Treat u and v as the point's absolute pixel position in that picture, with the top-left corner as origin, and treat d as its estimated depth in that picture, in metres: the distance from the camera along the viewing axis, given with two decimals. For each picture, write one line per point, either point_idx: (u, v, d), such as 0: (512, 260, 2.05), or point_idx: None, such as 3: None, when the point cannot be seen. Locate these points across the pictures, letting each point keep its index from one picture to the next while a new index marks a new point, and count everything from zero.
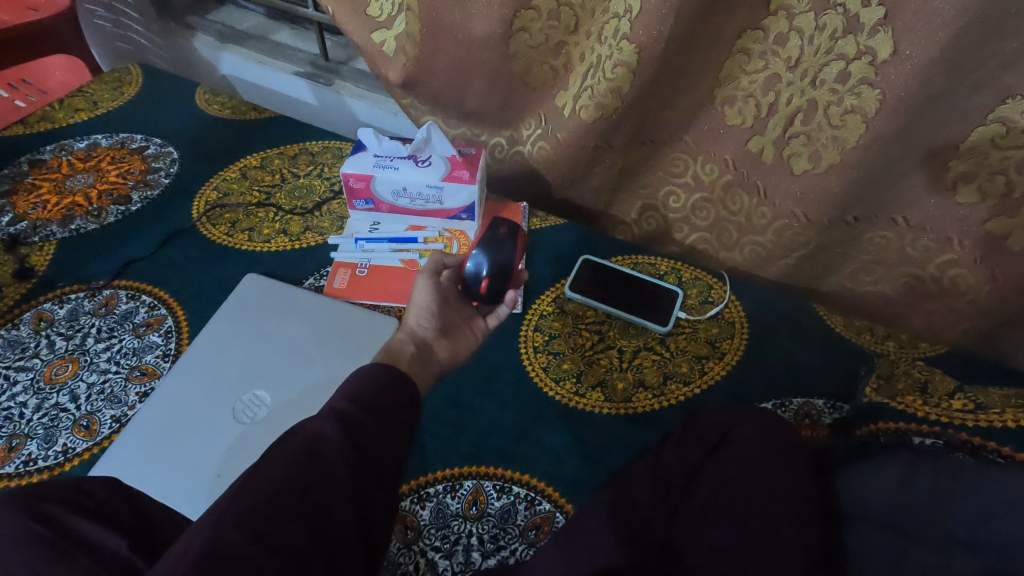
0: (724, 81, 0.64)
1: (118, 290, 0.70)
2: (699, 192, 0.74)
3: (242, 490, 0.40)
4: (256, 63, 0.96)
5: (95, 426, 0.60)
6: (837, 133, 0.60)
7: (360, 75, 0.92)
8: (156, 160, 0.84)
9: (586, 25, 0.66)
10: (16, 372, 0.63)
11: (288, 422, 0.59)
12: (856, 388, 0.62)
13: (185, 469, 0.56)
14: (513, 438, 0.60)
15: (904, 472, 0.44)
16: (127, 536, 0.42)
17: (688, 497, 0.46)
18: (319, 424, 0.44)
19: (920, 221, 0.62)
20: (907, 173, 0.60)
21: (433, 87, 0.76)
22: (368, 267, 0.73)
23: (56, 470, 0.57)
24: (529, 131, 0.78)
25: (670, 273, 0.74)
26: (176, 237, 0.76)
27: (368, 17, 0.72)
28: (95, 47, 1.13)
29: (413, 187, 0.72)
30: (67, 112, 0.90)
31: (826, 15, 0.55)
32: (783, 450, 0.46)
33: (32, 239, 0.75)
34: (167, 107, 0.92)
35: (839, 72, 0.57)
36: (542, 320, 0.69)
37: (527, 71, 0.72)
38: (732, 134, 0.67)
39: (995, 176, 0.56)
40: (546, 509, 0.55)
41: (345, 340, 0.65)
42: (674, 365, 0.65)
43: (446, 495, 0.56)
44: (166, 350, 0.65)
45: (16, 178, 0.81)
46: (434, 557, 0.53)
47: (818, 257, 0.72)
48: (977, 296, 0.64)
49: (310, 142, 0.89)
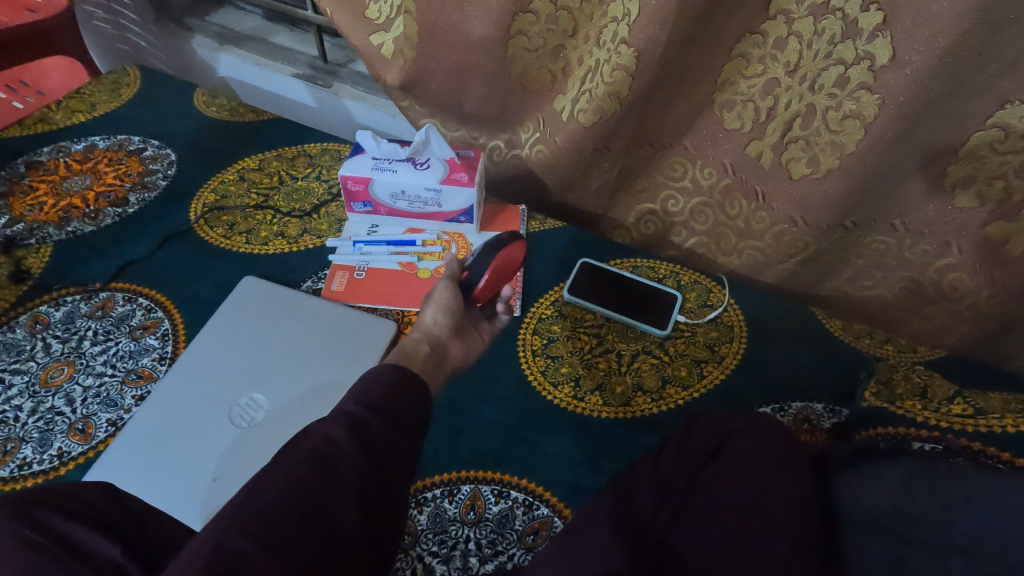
0: (723, 85, 0.64)
1: (114, 293, 0.70)
2: (698, 197, 0.74)
3: (242, 497, 0.39)
4: (255, 65, 0.96)
5: (91, 429, 0.60)
6: (836, 138, 0.60)
7: (359, 77, 0.92)
8: (153, 162, 0.84)
9: (585, 29, 0.66)
10: (10, 376, 0.63)
11: (285, 426, 0.58)
12: (855, 393, 0.62)
13: (180, 475, 0.55)
14: (511, 443, 0.60)
15: (905, 477, 0.43)
16: (122, 543, 0.41)
17: (687, 502, 0.46)
18: (320, 428, 0.44)
19: (919, 225, 0.62)
20: (907, 178, 0.60)
21: (432, 90, 0.76)
22: (366, 270, 0.73)
23: (50, 475, 0.57)
24: (528, 134, 0.77)
25: (669, 276, 0.74)
26: (173, 239, 0.76)
27: (366, 18, 0.72)
28: (93, 48, 1.13)
29: (411, 190, 0.72)
30: (64, 113, 0.89)
31: (824, 20, 0.55)
32: (783, 456, 0.45)
33: (28, 241, 0.74)
34: (165, 108, 0.91)
35: (838, 77, 0.57)
36: (541, 323, 0.69)
37: (525, 74, 0.71)
38: (730, 138, 0.67)
39: (994, 181, 0.56)
40: (544, 514, 0.55)
41: (343, 344, 0.65)
42: (673, 369, 0.65)
43: (443, 499, 0.56)
44: (162, 354, 0.65)
45: (13, 180, 0.81)
46: (432, 562, 0.52)
47: (817, 262, 0.72)
48: (976, 300, 0.64)
49: (308, 144, 0.88)
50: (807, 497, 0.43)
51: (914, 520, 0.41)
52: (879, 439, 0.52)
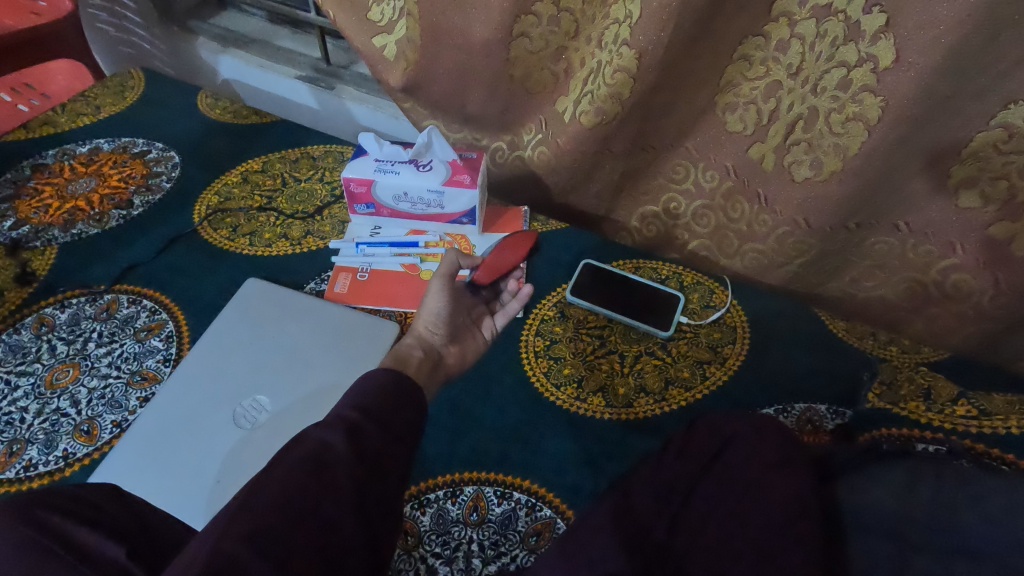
0: (725, 87, 0.64)
1: (118, 295, 0.70)
2: (700, 199, 0.74)
3: (245, 499, 0.39)
4: (258, 67, 0.96)
5: (96, 431, 0.60)
6: (839, 141, 0.60)
7: (361, 79, 0.93)
8: (157, 164, 0.85)
9: (586, 31, 0.66)
10: (16, 377, 0.63)
11: (288, 427, 0.58)
12: (858, 394, 0.62)
13: (184, 476, 0.56)
14: (513, 444, 0.60)
15: (908, 479, 0.43)
16: (126, 544, 0.42)
17: (689, 505, 0.46)
18: (322, 431, 0.44)
19: (922, 226, 0.62)
20: (910, 178, 0.60)
21: (434, 92, 0.76)
22: (368, 272, 0.74)
23: (56, 476, 0.57)
24: (530, 136, 0.78)
25: (672, 277, 0.74)
26: (177, 241, 0.76)
27: (368, 21, 0.72)
28: (97, 50, 1.13)
29: (413, 192, 0.72)
30: (68, 116, 0.90)
31: (826, 22, 0.55)
32: (784, 458, 0.45)
33: (34, 243, 0.75)
34: (169, 111, 0.92)
35: (841, 79, 0.57)
36: (543, 325, 0.69)
37: (527, 76, 0.72)
38: (732, 140, 0.67)
39: (998, 181, 0.56)
40: (547, 515, 0.55)
41: (345, 345, 0.65)
42: (675, 370, 0.65)
43: (446, 501, 0.56)
44: (167, 355, 0.65)
45: (18, 183, 0.81)
46: (435, 563, 0.52)
47: (819, 264, 0.72)
48: (980, 300, 0.64)
49: (311, 146, 0.89)
50: (809, 498, 0.43)
51: (916, 521, 0.41)
52: (882, 440, 0.52)
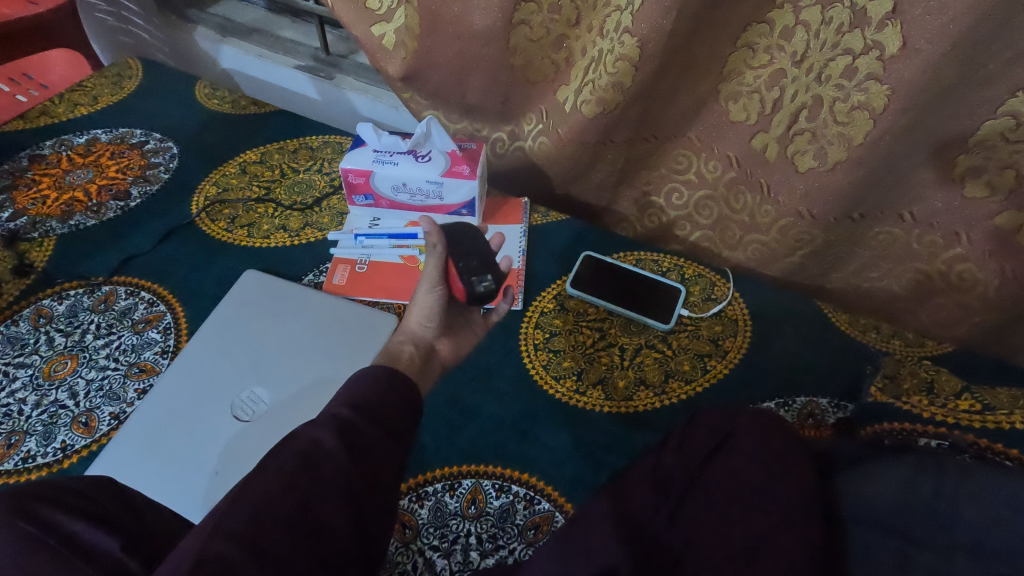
0: (729, 76, 0.63)
1: (117, 287, 0.70)
2: (703, 189, 0.73)
3: (239, 496, 0.39)
4: (256, 57, 0.95)
5: (94, 422, 0.60)
6: (844, 130, 0.59)
7: (362, 68, 0.92)
8: (155, 155, 0.84)
9: (587, 19, 0.65)
10: (15, 368, 0.63)
11: (286, 421, 0.58)
12: (861, 387, 0.61)
13: (183, 469, 0.56)
14: (512, 438, 0.59)
15: (909, 473, 0.42)
16: (119, 534, 0.42)
17: (687, 501, 0.45)
18: (316, 426, 0.44)
19: (927, 217, 0.61)
20: (915, 168, 0.59)
21: (434, 82, 0.75)
22: (368, 264, 0.73)
23: (54, 468, 0.57)
24: (531, 126, 0.77)
25: (673, 269, 0.73)
26: (177, 232, 0.76)
27: (367, 10, 0.71)
28: (96, 39, 1.13)
29: (412, 183, 0.71)
30: (66, 107, 0.89)
31: (831, 9, 0.54)
32: (785, 455, 0.45)
33: (32, 235, 0.75)
34: (167, 102, 0.91)
35: (846, 67, 0.56)
36: (543, 318, 0.69)
37: (527, 65, 0.71)
38: (736, 130, 0.66)
39: (1005, 170, 0.55)
40: (545, 508, 0.55)
41: (343, 339, 0.64)
42: (675, 364, 0.64)
43: (444, 493, 0.56)
44: (165, 347, 0.65)
45: (16, 174, 0.81)
46: (433, 555, 0.52)
47: (823, 255, 0.71)
48: (986, 290, 0.63)
49: (310, 137, 0.88)
50: (808, 494, 0.42)
51: (918, 520, 0.40)
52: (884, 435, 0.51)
